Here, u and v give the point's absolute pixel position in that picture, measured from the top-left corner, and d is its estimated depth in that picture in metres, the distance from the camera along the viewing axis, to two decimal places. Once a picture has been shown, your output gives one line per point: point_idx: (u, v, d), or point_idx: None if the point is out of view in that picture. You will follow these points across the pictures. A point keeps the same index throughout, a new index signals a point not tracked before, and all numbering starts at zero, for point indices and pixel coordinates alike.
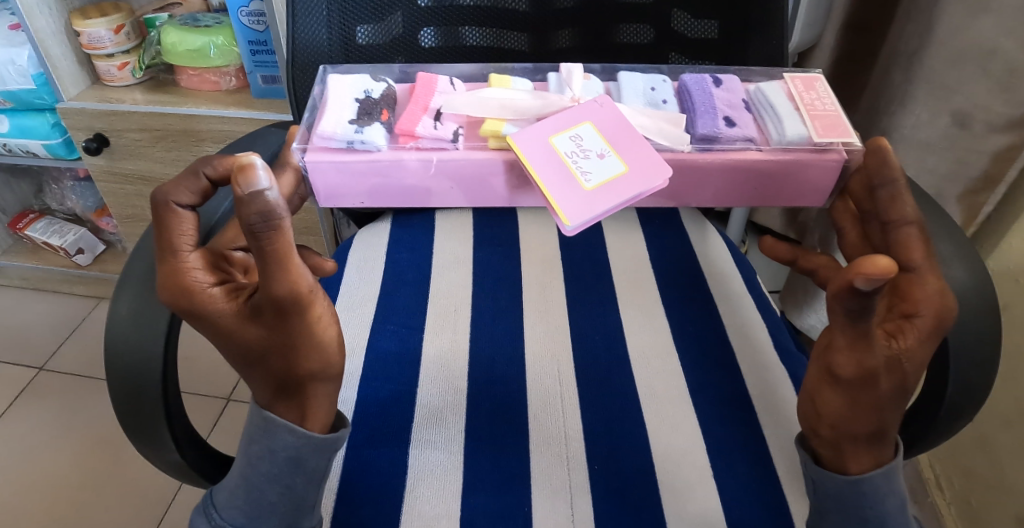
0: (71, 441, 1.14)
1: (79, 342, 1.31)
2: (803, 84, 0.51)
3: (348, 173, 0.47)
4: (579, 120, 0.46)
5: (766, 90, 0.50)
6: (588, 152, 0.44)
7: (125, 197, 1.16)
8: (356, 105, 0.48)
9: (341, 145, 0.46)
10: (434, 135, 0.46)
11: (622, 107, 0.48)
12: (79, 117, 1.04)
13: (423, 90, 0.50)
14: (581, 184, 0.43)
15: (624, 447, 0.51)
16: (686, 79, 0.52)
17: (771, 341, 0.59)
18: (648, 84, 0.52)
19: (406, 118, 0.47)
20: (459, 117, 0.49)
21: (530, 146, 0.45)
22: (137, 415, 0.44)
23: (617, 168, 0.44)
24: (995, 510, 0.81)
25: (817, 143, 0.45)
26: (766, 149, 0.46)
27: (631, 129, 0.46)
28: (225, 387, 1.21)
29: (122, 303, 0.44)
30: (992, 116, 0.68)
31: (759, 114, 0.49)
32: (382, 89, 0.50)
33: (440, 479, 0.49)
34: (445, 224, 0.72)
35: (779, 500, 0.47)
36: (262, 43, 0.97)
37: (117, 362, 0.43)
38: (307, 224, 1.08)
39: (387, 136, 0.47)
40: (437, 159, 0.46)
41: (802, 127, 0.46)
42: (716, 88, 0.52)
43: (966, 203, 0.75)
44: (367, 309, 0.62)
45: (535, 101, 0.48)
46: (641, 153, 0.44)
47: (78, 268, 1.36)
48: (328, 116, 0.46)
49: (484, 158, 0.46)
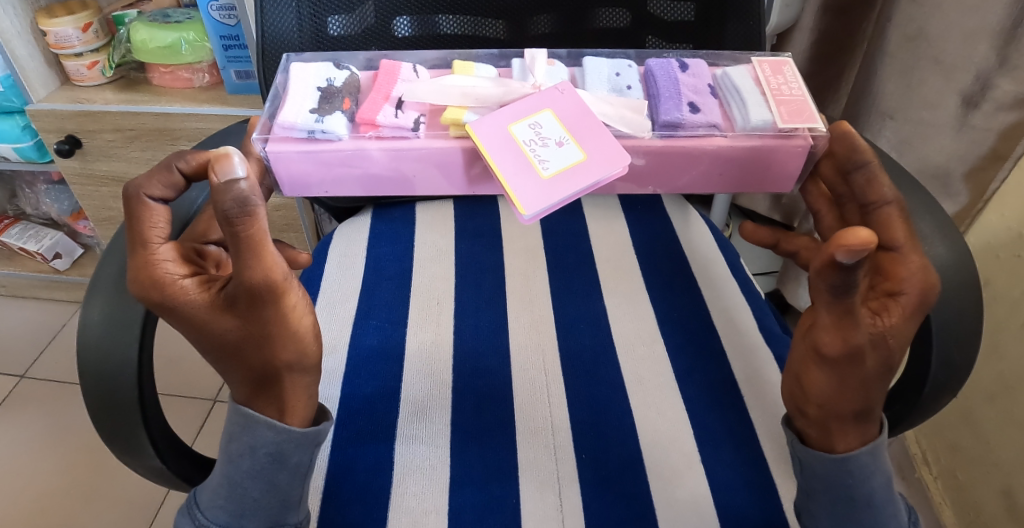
0: (58, 448, 1.12)
1: (60, 349, 1.29)
2: (770, 69, 0.50)
3: (314, 162, 0.46)
4: (539, 108, 0.46)
5: (732, 75, 0.50)
6: (547, 140, 0.44)
7: (100, 198, 1.14)
8: (317, 94, 0.47)
9: (302, 135, 0.45)
10: (393, 125, 0.46)
11: (583, 93, 0.47)
12: (50, 119, 1.01)
13: (384, 78, 0.49)
14: (539, 173, 0.42)
15: (612, 434, 0.50)
16: (651, 64, 0.52)
17: (755, 323, 0.59)
18: (613, 69, 0.52)
19: (367, 107, 0.46)
20: (416, 106, 0.47)
21: (489, 134, 0.44)
22: (111, 421, 0.43)
23: (577, 156, 0.43)
24: (981, 483, 0.83)
25: (781, 128, 0.45)
26: (730, 135, 0.46)
27: (592, 116, 0.45)
28: (211, 389, 1.19)
29: (93, 307, 0.42)
30: (1000, 95, 0.67)
31: (725, 100, 0.49)
32: (346, 77, 0.49)
33: (428, 473, 0.48)
34: (425, 217, 0.71)
35: (766, 481, 0.47)
36: (234, 37, 0.95)
37: (91, 366, 0.42)
38: (288, 220, 1.06)
39: (349, 125, 0.46)
40: (399, 149, 0.45)
41: (766, 113, 0.46)
42: (682, 73, 0.51)
43: (974, 181, 0.75)
44: (349, 305, 0.61)
45: (495, 88, 0.48)
46: (602, 141, 0.44)
47: (56, 273, 1.33)
48: (289, 106, 0.45)
49: (448, 148, 0.45)
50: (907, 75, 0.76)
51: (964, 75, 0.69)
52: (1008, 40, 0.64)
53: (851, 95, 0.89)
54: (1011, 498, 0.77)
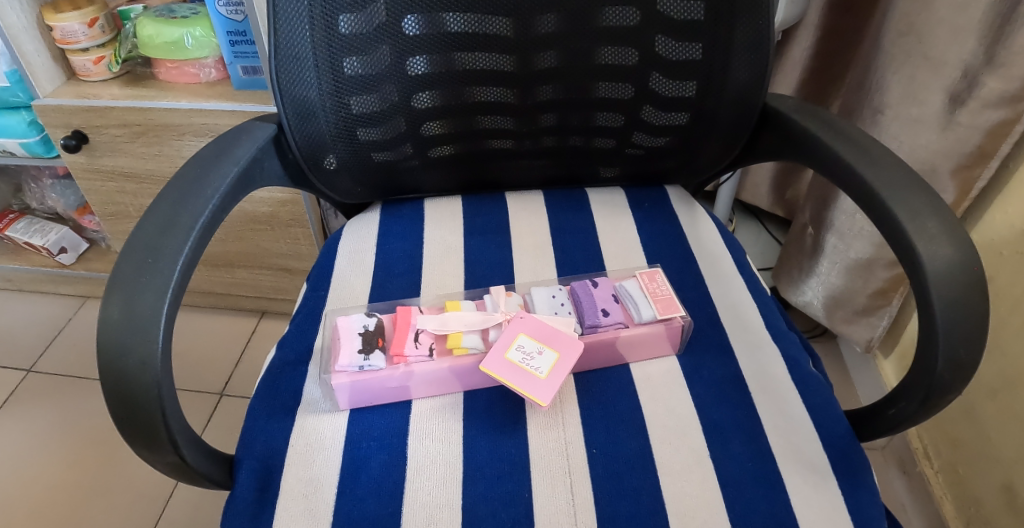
0: (67, 440, 1.13)
1: (68, 342, 1.30)
2: (648, 277, 0.61)
3: (362, 389, 0.52)
4: (515, 333, 0.55)
5: (628, 286, 0.60)
6: (530, 353, 0.53)
7: (107, 194, 1.14)
8: (360, 337, 0.55)
9: (355, 367, 0.52)
10: (418, 353, 0.53)
11: (538, 316, 0.56)
12: (56, 115, 1.01)
13: (404, 320, 0.56)
14: (537, 374, 0.52)
15: (620, 429, 0.51)
16: (575, 285, 0.61)
17: (762, 319, 0.60)
18: (550, 292, 0.60)
19: (396, 341, 0.54)
20: (431, 334, 0.56)
21: (497, 368, 0.52)
22: (131, 415, 0.42)
23: (553, 355, 0.53)
24: (981, 477, 0.84)
25: (661, 317, 0.56)
26: (633, 328, 0.56)
27: (554, 328, 0.55)
28: (218, 382, 1.20)
29: (112, 306, 0.43)
30: (987, 93, 0.68)
31: (627, 304, 0.59)
32: (375, 320, 0.57)
33: (441, 468, 0.49)
34: (434, 213, 0.73)
35: (774, 476, 0.48)
36: (240, 33, 0.96)
37: (109, 364, 0.42)
38: (295, 215, 1.08)
39: (385, 358, 0.54)
40: (418, 372, 0.52)
41: (649, 309, 0.57)
42: (594, 289, 0.60)
43: (959, 179, 0.76)
44: (360, 302, 0.62)
45: (478, 315, 0.56)
46: (568, 341, 0.54)
47: (62, 268, 1.34)
48: (342, 349, 0.54)
49: (450, 367, 0.53)
50: (901, 71, 0.76)
51: (952, 71, 0.70)
52: (996, 37, 0.65)
53: (852, 92, 0.90)
54: (1011, 493, 0.78)
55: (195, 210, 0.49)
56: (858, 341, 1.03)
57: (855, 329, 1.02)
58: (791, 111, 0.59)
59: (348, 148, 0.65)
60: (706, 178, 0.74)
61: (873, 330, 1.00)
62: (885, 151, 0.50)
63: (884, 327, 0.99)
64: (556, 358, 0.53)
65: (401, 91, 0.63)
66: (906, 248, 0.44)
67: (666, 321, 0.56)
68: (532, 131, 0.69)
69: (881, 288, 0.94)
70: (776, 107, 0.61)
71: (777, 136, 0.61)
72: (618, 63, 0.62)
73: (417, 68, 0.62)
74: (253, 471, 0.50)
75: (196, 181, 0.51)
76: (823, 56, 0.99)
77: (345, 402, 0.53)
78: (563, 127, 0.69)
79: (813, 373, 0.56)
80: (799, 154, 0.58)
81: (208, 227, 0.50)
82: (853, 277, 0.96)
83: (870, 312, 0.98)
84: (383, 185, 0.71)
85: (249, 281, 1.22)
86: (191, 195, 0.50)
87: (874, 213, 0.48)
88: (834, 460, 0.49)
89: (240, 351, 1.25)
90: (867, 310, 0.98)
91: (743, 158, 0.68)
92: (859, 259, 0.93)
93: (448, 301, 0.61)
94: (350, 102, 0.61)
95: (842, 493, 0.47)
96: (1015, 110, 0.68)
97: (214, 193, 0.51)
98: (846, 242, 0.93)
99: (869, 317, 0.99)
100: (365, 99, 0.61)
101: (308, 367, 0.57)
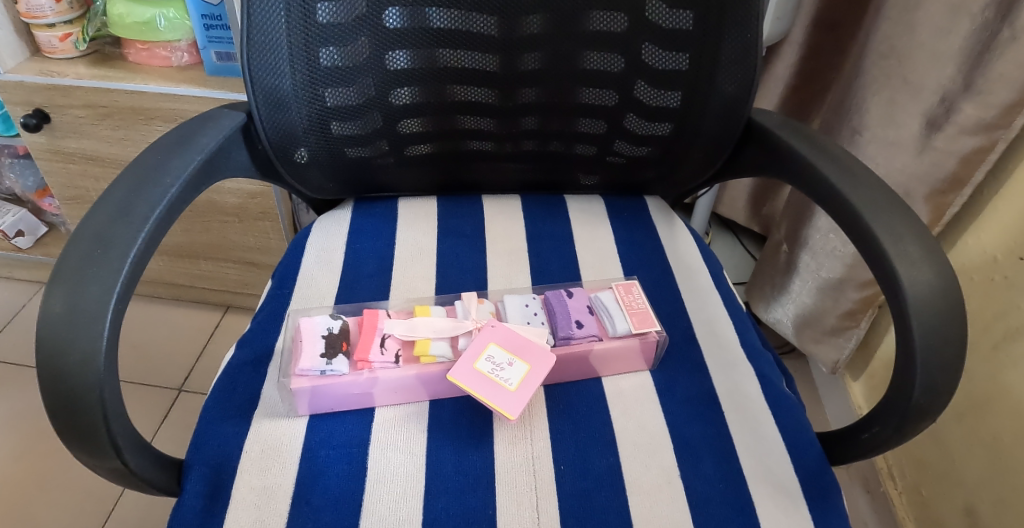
0: (12, 433, 1.07)
1: (19, 330, 1.24)
2: (623, 290, 0.60)
3: (324, 394, 0.50)
4: (485, 343, 0.53)
5: (604, 299, 0.59)
6: (500, 364, 0.52)
7: (68, 176, 1.09)
8: (323, 340, 0.52)
9: (317, 373, 0.50)
10: (384, 359, 0.51)
11: (512, 325, 0.55)
12: (17, 91, 0.96)
13: (371, 324, 0.54)
14: (506, 387, 0.50)
15: (591, 446, 0.49)
16: (549, 294, 0.59)
17: (737, 337, 0.59)
18: (523, 300, 0.58)
19: (362, 346, 0.52)
20: (398, 339, 0.53)
21: (465, 378, 0.50)
22: (70, 417, 0.39)
23: (523, 367, 0.51)
24: (944, 499, 0.85)
25: (636, 332, 0.55)
26: (606, 341, 0.55)
27: (524, 337, 0.54)
28: (177, 378, 1.16)
29: (53, 299, 0.39)
30: (963, 119, 0.68)
31: (602, 318, 0.57)
32: (340, 322, 0.54)
33: (404, 481, 0.47)
34: (407, 213, 0.71)
35: (745, 499, 0.47)
36: (216, 17, 0.92)
37: (47, 359, 0.38)
38: (264, 208, 1.04)
39: (348, 362, 0.51)
40: (382, 379, 0.50)
41: (624, 323, 0.56)
42: (569, 299, 0.59)
43: (933, 203, 0.77)
44: (325, 304, 0.60)
45: (447, 322, 0.54)
46: (538, 352, 0.52)
47: (17, 251, 1.28)
48: (305, 352, 0.51)
49: (415, 375, 0.51)
50: (884, 93, 0.76)
51: (930, 95, 0.71)
52: (976, 65, 0.66)
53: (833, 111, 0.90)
54: (973, 516, 0.79)
55: (151, 199, 0.46)
56: (825, 363, 1.04)
57: (822, 349, 1.03)
58: (776, 127, 0.59)
59: (321, 141, 0.62)
60: (686, 190, 0.73)
61: (839, 352, 1.00)
62: (867, 171, 0.50)
63: (850, 350, 0.99)
64: (527, 370, 0.51)
65: (379, 86, 0.60)
66: (885, 270, 0.44)
67: (641, 336, 0.55)
68: (510, 133, 0.67)
69: (850, 310, 0.94)
70: (761, 122, 0.60)
71: (760, 151, 0.61)
72: (603, 68, 0.61)
73: (396, 63, 0.59)
74: (203, 477, 0.47)
75: (155, 168, 0.49)
76: (805, 73, 0.99)
77: (305, 406, 0.51)
78: (543, 131, 0.67)
79: (787, 393, 0.55)
80: (782, 171, 0.57)
81: (165, 217, 0.47)
82: (824, 297, 0.96)
83: (837, 333, 0.98)
84: (356, 182, 0.69)
85: (215, 274, 1.18)
86: (148, 183, 0.47)
87: (854, 233, 0.47)
88: (805, 482, 0.48)
89: (201, 346, 1.21)
90: (835, 329, 0.98)
91: (724, 172, 0.68)
92: (829, 279, 0.93)
93: (418, 305, 0.58)
94: (325, 94, 0.58)
95: (813, 517, 0.47)
96: (992, 137, 0.68)
97: (174, 181, 0.48)
98: (818, 261, 0.94)
99: (836, 338, 0.99)
100: (341, 92, 0.59)
101: (268, 369, 0.55)
